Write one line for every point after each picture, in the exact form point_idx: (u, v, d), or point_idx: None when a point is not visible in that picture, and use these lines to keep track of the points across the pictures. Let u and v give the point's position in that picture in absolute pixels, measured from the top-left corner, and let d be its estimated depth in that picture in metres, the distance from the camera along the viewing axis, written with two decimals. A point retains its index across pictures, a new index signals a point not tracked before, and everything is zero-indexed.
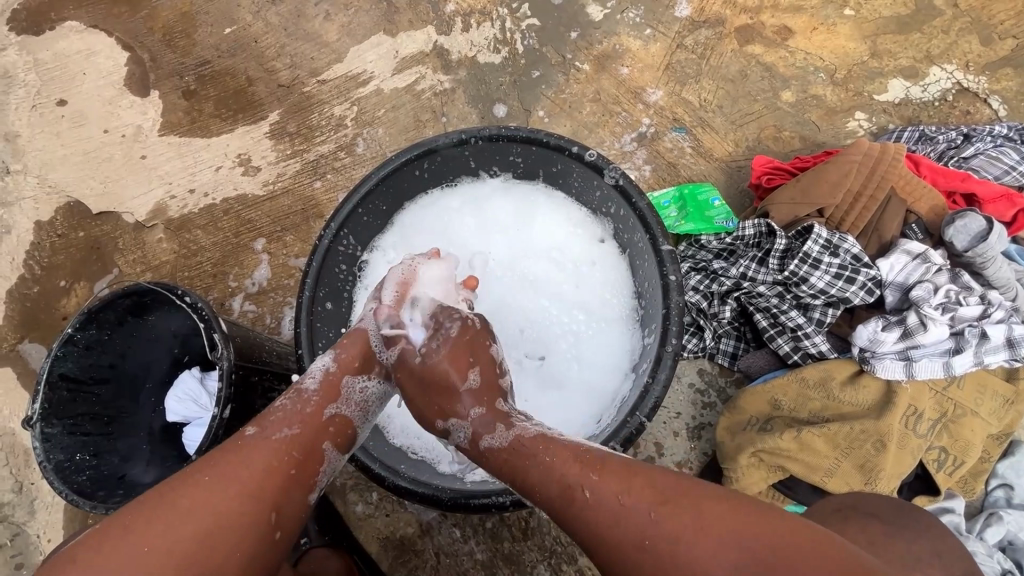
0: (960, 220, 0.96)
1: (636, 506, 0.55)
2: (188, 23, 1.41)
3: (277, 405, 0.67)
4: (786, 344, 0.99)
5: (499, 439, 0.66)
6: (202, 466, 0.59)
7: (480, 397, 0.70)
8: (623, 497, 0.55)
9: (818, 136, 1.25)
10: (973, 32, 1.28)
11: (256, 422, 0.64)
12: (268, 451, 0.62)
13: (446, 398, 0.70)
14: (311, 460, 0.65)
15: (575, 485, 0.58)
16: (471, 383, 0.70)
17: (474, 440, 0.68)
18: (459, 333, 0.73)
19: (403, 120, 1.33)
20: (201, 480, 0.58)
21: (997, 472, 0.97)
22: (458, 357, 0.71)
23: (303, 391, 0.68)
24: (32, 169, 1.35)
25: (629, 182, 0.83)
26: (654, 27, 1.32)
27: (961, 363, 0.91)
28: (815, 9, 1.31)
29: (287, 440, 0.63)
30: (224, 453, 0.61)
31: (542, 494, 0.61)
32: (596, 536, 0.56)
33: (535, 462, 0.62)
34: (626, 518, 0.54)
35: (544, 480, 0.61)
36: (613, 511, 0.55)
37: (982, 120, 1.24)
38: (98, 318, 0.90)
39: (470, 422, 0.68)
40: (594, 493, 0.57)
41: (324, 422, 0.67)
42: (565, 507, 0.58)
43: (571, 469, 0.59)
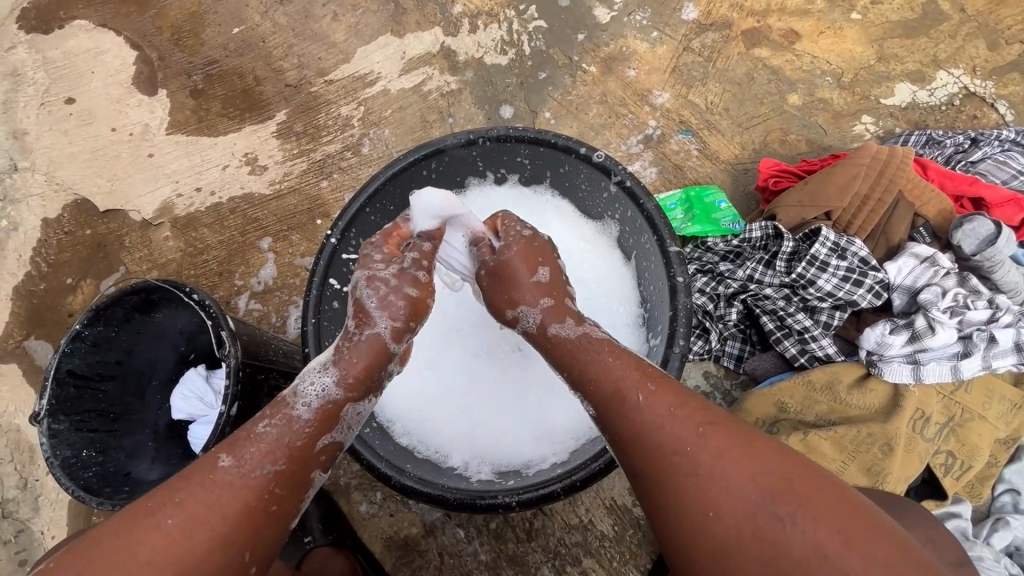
0: (969, 223, 0.96)
1: (686, 420, 0.57)
2: (197, 23, 1.41)
3: (259, 432, 0.61)
4: (793, 347, 0.99)
5: (568, 330, 0.69)
6: (166, 504, 0.56)
7: (547, 290, 0.73)
8: (676, 411, 0.58)
9: (825, 139, 1.25)
10: (980, 37, 1.28)
11: (231, 452, 0.60)
12: (241, 493, 0.58)
13: (515, 288, 0.73)
14: (295, 492, 0.62)
15: (631, 389, 0.60)
16: (541, 278, 0.74)
17: (543, 327, 0.71)
18: (531, 238, 0.77)
19: (409, 120, 1.33)
20: (164, 524, 0.55)
21: (1004, 477, 0.97)
22: (529, 256, 0.75)
23: (293, 418, 0.63)
24: (40, 166, 1.36)
25: (637, 184, 0.83)
26: (661, 29, 1.32)
27: (969, 366, 0.90)
28: (822, 13, 1.31)
29: (267, 477, 0.60)
30: (192, 489, 0.57)
31: (593, 392, 0.63)
32: (635, 438, 0.58)
33: (598, 357, 0.64)
34: (673, 427, 0.57)
35: (598, 381, 0.63)
36: (661, 419, 0.57)
37: (989, 124, 1.24)
38: (106, 314, 0.91)
39: (541, 311, 0.71)
40: (649, 401, 0.59)
41: (314, 453, 0.64)
42: (614, 406, 0.60)
43: (631, 374, 0.62)
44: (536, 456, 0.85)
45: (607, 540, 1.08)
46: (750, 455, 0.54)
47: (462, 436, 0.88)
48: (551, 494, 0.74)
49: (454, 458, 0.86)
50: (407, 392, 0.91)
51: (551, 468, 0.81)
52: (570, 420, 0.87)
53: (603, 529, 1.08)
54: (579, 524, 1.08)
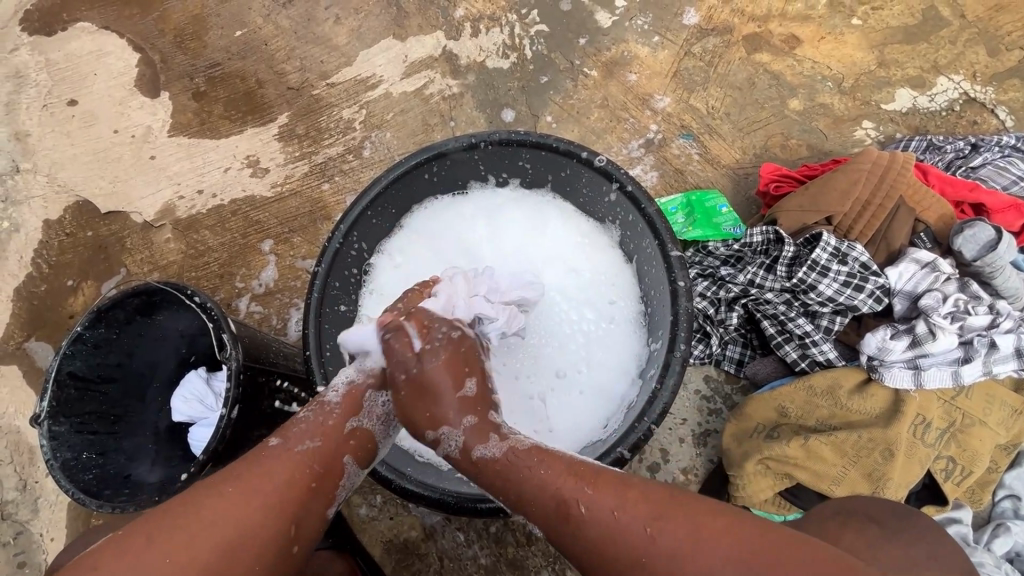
0: (970, 229, 0.96)
1: (636, 520, 0.55)
2: (199, 25, 1.42)
3: (299, 416, 0.67)
4: (794, 352, 0.99)
5: (492, 449, 0.64)
6: (220, 480, 0.60)
7: (473, 405, 0.67)
8: (620, 514, 0.55)
9: (826, 144, 1.26)
10: (980, 43, 1.28)
11: (278, 434, 0.65)
12: (289, 465, 0.62)
13: (436, 400, 0.67)
14: (331, 474, 0.64)
15: (570, 502, 0.57)
16: (467, 391, 0.68)
17: (467, 451, 0.65)
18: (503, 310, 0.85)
19: (411, 123, 1.33)
20: (223, 491, 0.59)
21: (1005, 482, 0.96)
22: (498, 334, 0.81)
23: (326, 403, 0.68)
24: (42, 168, 1.36)
25: (639, 188, 0.83)
26: (662, 34, 1.32)
27: (970, 372, 0.91)
28: (823, 18, 1.31)
29: (309, 453, 0.63)
30: (244, 466, 0.61)
31: (534, 511, 0.60)
32: (595, 552, 0.56)
33: (529, 474, 0.61)
34: (629, 531, 0.55)
35: (537, 497, 0.60)
36: (613, 525, 0.55)
37: (989, 130, 1.24)
38: (107, 317, 0.91)
39: (463, 431, 0.65)
40: (591, 509, 0.57)
41: (346, 436, 0.67)
42: (562, 523, 0.58)
43: (566, 484, 0.59)
44: None
45: None
46: (705, 538, 0.52)
47: None
48: None
49: None
50: None
51: None
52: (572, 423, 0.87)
53: None
54: None
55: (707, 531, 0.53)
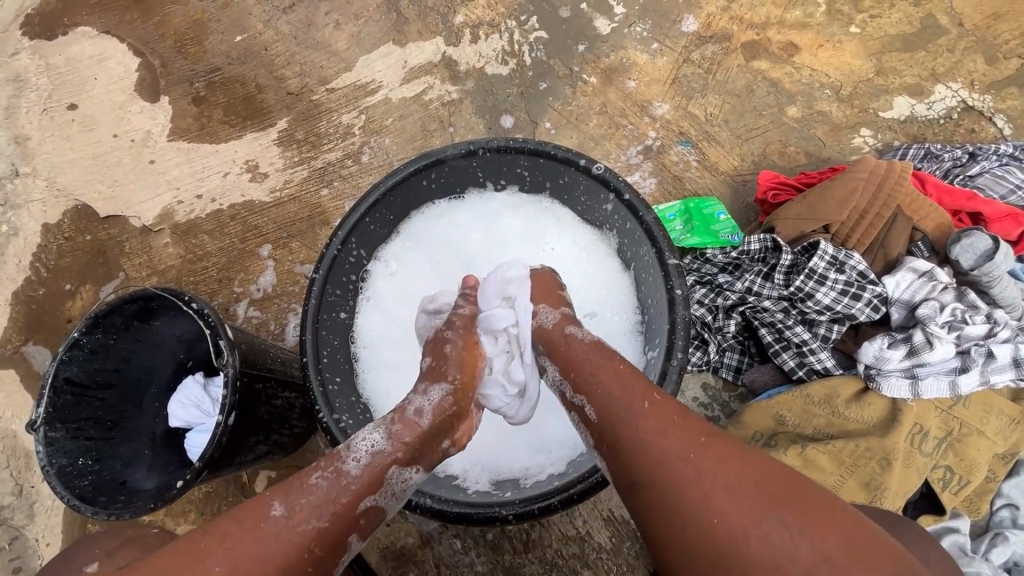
0: (967, 238, 0.96)
1: (689, 438, 0.57)
2: (200, 30, 1.42)
3: (312, 484, 0.62)
4: (792, 360, 0.98)
5: (585, 333, 0.74)
6: (212, 553, 0.55)
7: (565, 304, 0.81)
8: (678, 420, 0.59)
9: (824, 152, 1.26)
10: (978, 51, 1.29)
11: (284, 502, 0.60)
12: (287, 551, 0.57)
13: (538, 300, 0.80)
14: (331, 555, 0.61)
15: (640, 396, 0.62)
16: (562, 296, 0.82)
17: (560, 328, 0.76)
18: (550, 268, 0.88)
19: (410, 129, 1.34)
20: (211, 573, 0.54)
21: (1003, 492, 0.96)
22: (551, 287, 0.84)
23: (343, 474, 0.63)
24: (41, 171, 1.36)
25: (636, 196, 0.83)
26: (661, 41, 1.33)
27: (967, 382, 0.90)
28: (821, 26, 1.32)
29: (312, 536, 0.59)
30: (240, 538, 0.57)
31: (595, 396, 0.65)
32: (638, 445, 0.59)
33: (608, 365, 0.67)
34: (676, 440, 0.57)
35: (604, 390, 0.65)
36: (664, 429, 0.59)
37: (987, 138, 1.25)
38: (105, 322, 0.91)
39: (560, 312, 0.78)
40: (654, 407, 0.61)
41: (356, 515, 0.63)
42: (618, 415, 0.62)
43: (637, 385, 0.63)
44: (533, 466, 0.85)
45: (604, 552, 1.07)
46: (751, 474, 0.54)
47: (460, 446, 0.88)
48: (547, 507, 0.74)
49: (452, 468, 0.86)
50: None
51: (547, 480, 0.80)
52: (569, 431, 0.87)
53: (600, 541, 1.07)
54: (576, 536, 1.08)
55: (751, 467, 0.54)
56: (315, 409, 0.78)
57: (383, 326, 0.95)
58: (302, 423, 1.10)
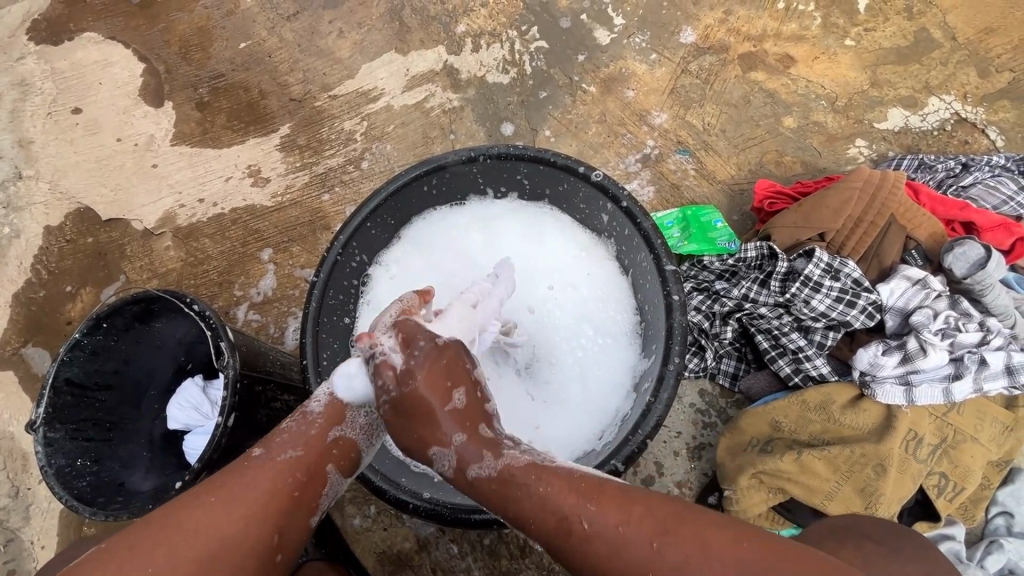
0: (960, 247, 0.97)
1: (639, 537, 0.54)
2: (204, 37, 1.44)
3: (282, 425, 0.65)
4: (788, 366, 0.99)
5: (484, 470, 0.59)
6: (212, 487, 0.61)
7: (463, 422, 0.60)
8: (625, 528, 0.55)
9: (820, 161, 1.28)
10: (971, 65, 1.31)
11: (262, 443, 0.64)
12: (271, 475, 0.61)
13: (428, 424, 0.60)
14: (315, 483, 0.63)
15: (572, 517, 0.56)
16: (454, 403, 0.60)
17: (460, 472, 0.60)
18: (438, 352, 0.62)
19: (411, 135, 1.35)
20: (206, 502, 0.59)
21: (997, 499, 0.97)
22: (435, 378, 0.60)
23: (307, 412, 0.66)
24: (45, 174, 1.37)
25: (634, 203, 0.84)
26: (660, 52, 1.35)
27: (960, 389, 0.91)
28: (817, 39, 1.34)
29: (291, 463, 0.63)
30: (229, 476, 0.61)
31: (534, 531, 0.58)
32: (598, 567, 0.55)
33: (527, 493, 0.58)
34: (632, 549, 0.54)
35: (539, 522, 0.57)
36: (616, 544, 0.54)
37: (980, 150, 1.27)
38: (106, 324, 0.91)
39: (454, 454, 0.59)
40: (593, 525, 0.55)
41: (328, 446, 0.65)
42: (563, 542, 0.56)
43: (568, 500, 0.57)
44: None
45: None
46: (710, 553, 0.52)
47: None
48: None
49: None
50: None
51: None
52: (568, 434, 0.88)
53: None
54: None
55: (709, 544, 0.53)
56: None
57: None
58: None
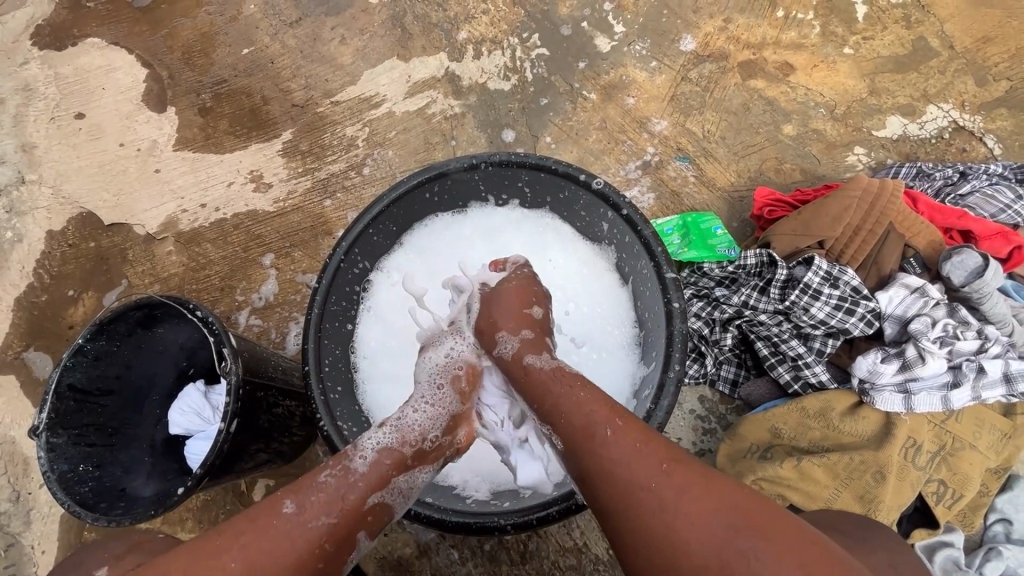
0: (958, 255, 0.98)
1: (651, 460, 0.58)
2: (207, 43, 1.45)
3: (321, 480, 0.66)
4: (788, 373, 1.00)
5: (541, 359, 0.74)
6: (232, 547, 0.59)
7: (534, 326, 0.79)
8: (640, 445, 0.60)
9: (819, 169, 1.28)
10: (968, 74, 1.32)
11: (294, 498, 0.63)
12: (300, 543, 0.61)
13: (505, 318, 0.80)
14: (342, 550, 0.64)
15: (597, 425, 0.63)
16: (532, 313, 0.80)
17: (518, 356, 0.75)
18: (528, 281, 0.85)
19: (413, 141, 1.36)
20: (228, 566, 0.57)
21: (996, 506, 0.97)
22: (522, 295, 0.82)
23: (349, 471, 0.67)
24: (47, 179, 1.38)
25: (634, 211, 0.85)
26: (660, 60, 1.36)
27: (959, 397, 0.92)
28: (816, 47, 1.35)
29: (323, 531, 0.62)
30: (257, 536, 0.60)
31: (563, 426, 0.65)
32: (606, 474, 0.59)
33: (568, 390, 0.68)
34: (642, 462, 0.58)
35: (569, 417, 0.65)
36: (627, 455, 0.59)
37: (978, 158, 1.28)
38: (109, 329, 0.91)
39: (519, 341, 0.77)
40: (615, 433, 0.61)
41: (364, 511, 0.66)
42: (585, 442, 0.62)
43: (600, 411, 0.64)
44: None
45: (601, 564, 1.07)
46: (710, 486, 0.55)
47: (460, 457, 0.89)
48: (547, 516, 0.75)
49: (453, 478, 0.87)
50: None
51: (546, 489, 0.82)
52: None
53: (597, 553, 1.07)
54: (573, 547, 1.08)
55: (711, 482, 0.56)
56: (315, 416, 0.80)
57: (384, 337, 0.96)
58: (302, 431, 1.10)
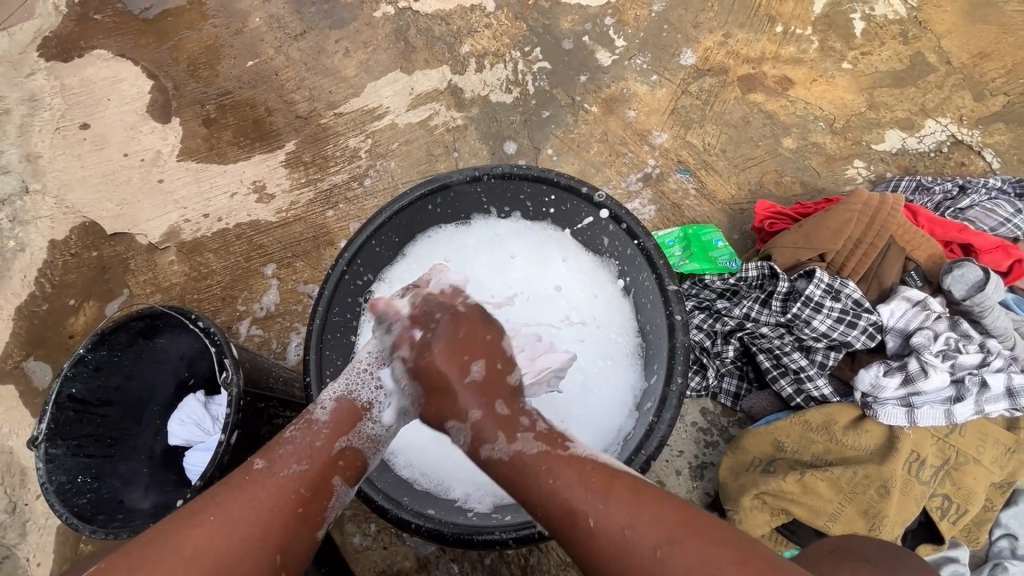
0: (958, 269, 0.98)
1: (643, 535, 0.56)
2: (213, 55, 1.47)
3: (287, 436, 0.68)
4: (790, 386, 0.99)
5: (498, 449, 0.65)
6: (205, 507, 0.61)
7: (482, 395, 0.68)
8: (627, 528, 0.56)
9: (819, 181, 1.29)
10: (966, 89, 1.33)
11: (265, 456, 0.66)
12: (273, 491, 0.63)
13: (444, 398, 0.69)
14: (319, 496, 0.65)
15: (577, 512, 0.59)
16: (472, 377, 0.69)
17: (473, 448, 0.67)
18: (456, 328, 0.71)
19: (415, 153, 1.37)
20: (205, 521, 0.59)
21: (1001, 521, 0.96)
22: (460, 351, 0.69)
23: (313, 422, 0.69)
24: (51, 189, 1.39)
25: (635, 223, 0.86)
26: (660, 74, 1.37)
27: (961, 411, 0.91)
28: (814, 62, 1.36)
29: (295, 477, 0.64)
30: (233, 491, 0.62)
31: (543, 514, 0.61)
32: (599, 563, 0.57)
33: (546, 476, 0.62)
34: (638, 540, 0.56)
35: (547, 503, 0.61)
36: (620, 537, 0.56)
37: (977, 171, 1.28)
38: (109, 340, 0.91)
39: (467, 432, 0.67)
40: (600, 520, 0.58)
41: (334, 456, 0.67)
42: (565, 532, 0.59)
43: (579, 493, 0.59)
44: None
45: None
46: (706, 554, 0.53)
47: (463, 470, 0.89)
48: None
49: (455, 492, 0.87)
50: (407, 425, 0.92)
51: None
52: None
53: None
54: (574, 562, 1.06)
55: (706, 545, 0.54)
56: None
57: None
58: None
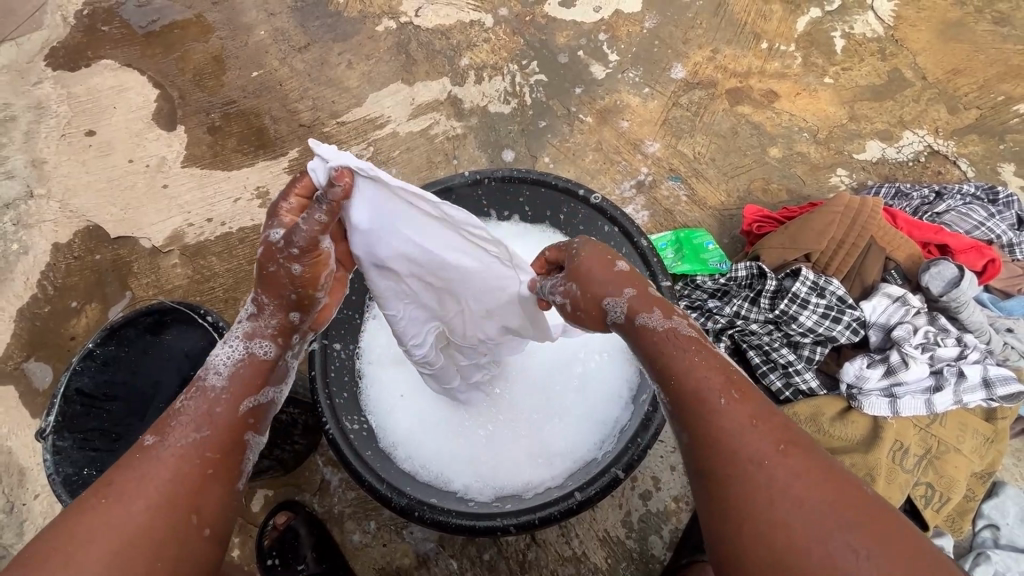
0: (935, 267, 1.03)
1: (764, 431, 0.54)
2: (218, 66, 1.51)
3: (180, 406, 0.62)
4: (779, 380, 1.03)
5: (653, 322, 0.63)
6: (99, 488, 0.56)
7: (631, 281, 0.68)
8: (748, 418, 0.55)
9: (804, 190, 1.35)
10: (941, 102, 1.40)
11: (155, 431, 0.60)
12: (171, 461, 0.58)
13: (600, 284, 0.68)
14: (230, 452, 0.62)
15: (710, 395, 0.57)
16: (620, 269, 0.69)
17: (630, 318, 0.65)
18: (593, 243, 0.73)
19: (416, 160, 1.41)
20: (97, 506, 0.54)
21: (983, 512, 1.02)
22: (602, 254, 0.70)
23: (210, 389, 0.63)
24: (56, 194, 1.41)
25: (631, 223, 0.90)
26: (652, 86, 1.43)
27: (942, 400, 0.95)
28: (798, 77, 1.43)
29: (197, 444, 0.60)
30: (120, 469, 0.57)
31: (669, 388, 0.60)
32: (709, 439, 0.55)
33: (682, 352, 0.60)
34: (754, 440, 0.53)
35: (678, 378, 0.59)
36: (735, 429, 0.54)
37: (953, 179, 1.35)
38: (119, 334, 0.96)
39: (627, 301, 0.65)
40: (726, 406, 0.56)
41: (241, 417, 0.64)
42: (691, 407, 0.57)
43: (714, 377, 0.58)
44: (534, 479, 0.88)
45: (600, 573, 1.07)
46: (829, 485, 0.50)
47: (462, 462, 0.90)
48: (548, 517, 0.78)
49: (455, 483, 0.89)
50: (410, 418, 0.94)
51: (549, 489, 0.85)
52: (569, 446, 0.91)
53: (596, 562, 1.07)
54: (573, 556, 1.08)
55: (835, 478, 0.51)
56: (321, 420, 0.83)
57: (383, 346, 0.99)
58: (304, 440, 1.06)
